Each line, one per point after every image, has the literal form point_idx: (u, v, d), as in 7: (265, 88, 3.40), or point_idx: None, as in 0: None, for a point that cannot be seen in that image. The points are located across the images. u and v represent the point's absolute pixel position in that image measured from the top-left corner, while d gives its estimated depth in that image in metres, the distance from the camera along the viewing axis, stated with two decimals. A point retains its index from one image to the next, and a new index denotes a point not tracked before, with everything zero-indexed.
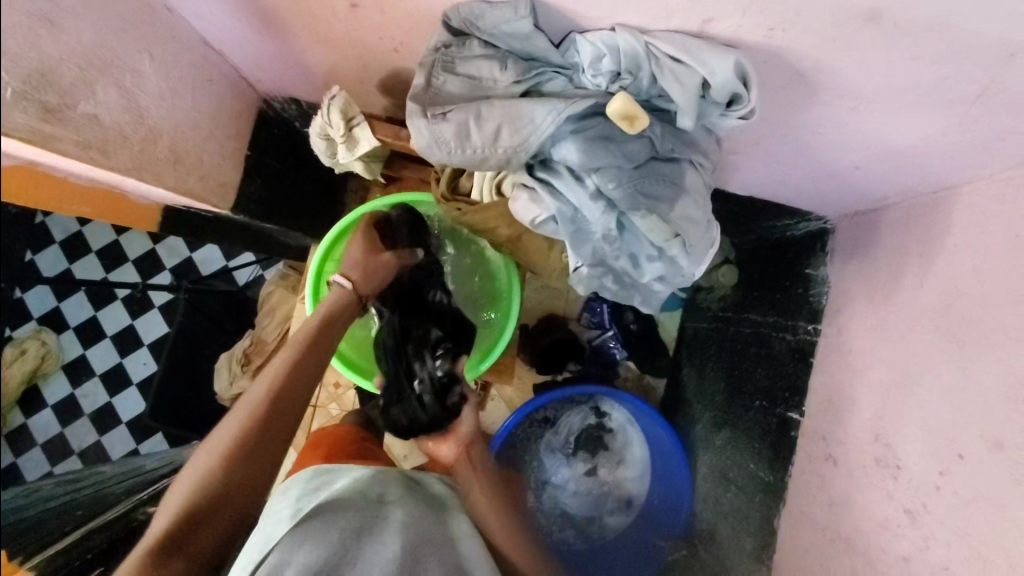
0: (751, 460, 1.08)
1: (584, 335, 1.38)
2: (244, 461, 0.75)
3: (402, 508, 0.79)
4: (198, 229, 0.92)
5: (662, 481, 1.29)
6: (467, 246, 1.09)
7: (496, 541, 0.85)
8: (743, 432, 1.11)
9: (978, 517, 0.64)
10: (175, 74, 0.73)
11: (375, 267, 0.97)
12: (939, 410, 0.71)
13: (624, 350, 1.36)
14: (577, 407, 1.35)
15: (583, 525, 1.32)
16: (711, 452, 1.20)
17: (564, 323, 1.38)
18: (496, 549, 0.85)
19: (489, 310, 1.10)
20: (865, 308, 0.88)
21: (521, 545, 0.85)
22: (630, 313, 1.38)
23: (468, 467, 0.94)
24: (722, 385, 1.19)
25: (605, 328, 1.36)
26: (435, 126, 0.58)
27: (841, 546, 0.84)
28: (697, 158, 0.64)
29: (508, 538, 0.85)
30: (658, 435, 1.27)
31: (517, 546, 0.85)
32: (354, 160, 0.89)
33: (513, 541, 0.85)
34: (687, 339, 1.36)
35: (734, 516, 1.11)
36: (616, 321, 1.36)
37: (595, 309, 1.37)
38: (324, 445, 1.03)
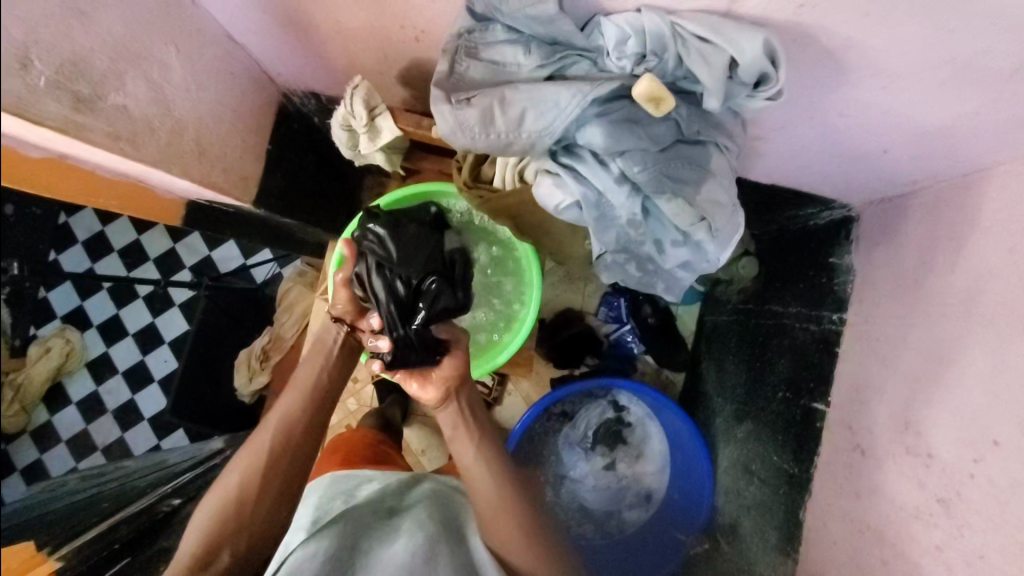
0: (775, 452, 1.07)
1: (602, 328, 1.38)
2: (264, 490, 0.80)
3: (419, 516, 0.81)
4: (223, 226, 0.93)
5: (682, 477, 1.28)
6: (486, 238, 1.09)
7: (493, 529, 0.78)
8: (766, 424, 1.10)
9: (1015, 503, 0.62)
10: (200, 67, 0.74)
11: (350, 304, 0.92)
12: (972, 396, 0.70)
13: (642, 343, 1.36)
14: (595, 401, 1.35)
15: (600, 520, 1.31)
16: (733, 444, 1.20)
17: (582, 316, 1.38)
18: (498, 541, 0.77)
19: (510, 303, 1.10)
20: (893, 295, 0.87)
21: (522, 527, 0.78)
22: (649, 307, 1.38)
23: (458, 417, 0.86)
24: (744, 377, 1.19)
25: (622, 322, 1.36)
26: (460, 111, 0.58)
27: (870, 537, 0.83)
28: (722, 140, 0.63)
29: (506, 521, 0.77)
30: (678, 429, 1.26)
31: (519, 529, 0.77)
32: (375, 151, 0.89)
33: (510, 522, 0.77)
34: (708, 333, 1.35)
35: (757, 509, 1.10)
36: (634, 315, 1.35)
37: (613, 303, 1.37)
38: (342, 450, 1.03)
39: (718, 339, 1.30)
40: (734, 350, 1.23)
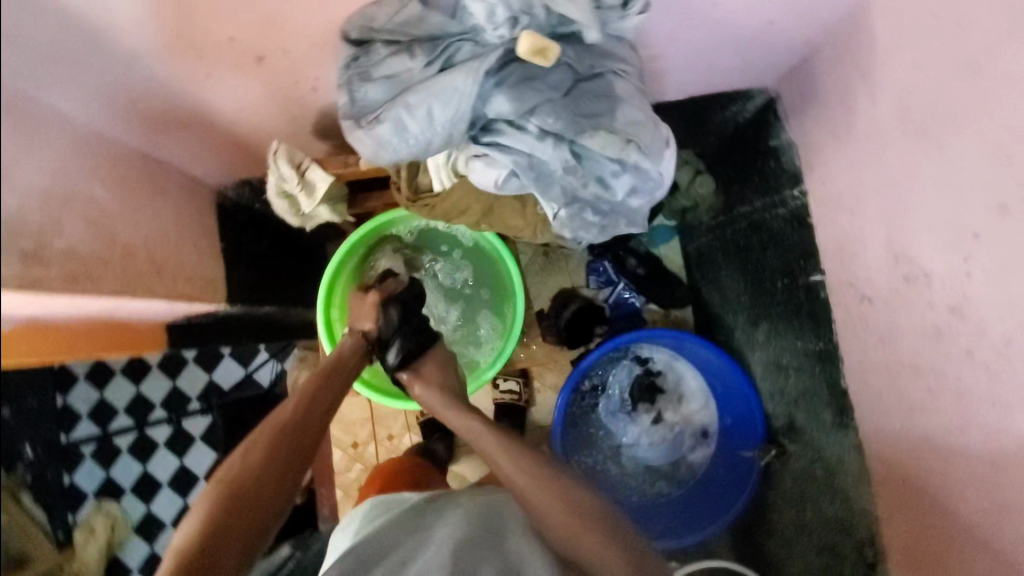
0: (797, 338, 1.09)
1: (599, 297, 1.40)
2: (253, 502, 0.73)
3: (442, 521, 0.83)
4: (209, 337, 0.95)
5: (735, 396, 1.28)
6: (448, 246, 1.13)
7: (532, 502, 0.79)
8: (778, 318, 1.12)
9: (1014, 279, 0.64)
10: (130, 188, 0.77)
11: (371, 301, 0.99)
12: (937, 202, 0.73)
13: (641, 295, 1.39)
14: (620, 361, 1.37)
15: (672, 470, 1.35)
16: (758, 349, 1.22)
17: (576, 293, 1.39)
18: (549, 531, 0.77)
19: (501, 294, 1.13)
20: (834, 148, 0.90)
21: (557, 495, 0.79)
22: (632, 259, 1.39)
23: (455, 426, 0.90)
24: (743, 284, 1.21)
25: (615, 282, 1.39)
26: (374, 134, 0.62)
27: (909, 374, 0.84)
28: (617, 66, 0.67)
29: (556, 506, 0.78)
30: (704, 356, 1.29)
31: (551, 498, 0.78)
32: (318, 206, 0.91)
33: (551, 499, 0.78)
34: (698, 259, 1.37)
35: (804, 398, 1.12)
36: (622, 271, 1.39)
37: (600, 269, 1.39)
38: (378, 476, 1.08)
39: (706, 261, 1.33)
40: (724, 265, 1.26)
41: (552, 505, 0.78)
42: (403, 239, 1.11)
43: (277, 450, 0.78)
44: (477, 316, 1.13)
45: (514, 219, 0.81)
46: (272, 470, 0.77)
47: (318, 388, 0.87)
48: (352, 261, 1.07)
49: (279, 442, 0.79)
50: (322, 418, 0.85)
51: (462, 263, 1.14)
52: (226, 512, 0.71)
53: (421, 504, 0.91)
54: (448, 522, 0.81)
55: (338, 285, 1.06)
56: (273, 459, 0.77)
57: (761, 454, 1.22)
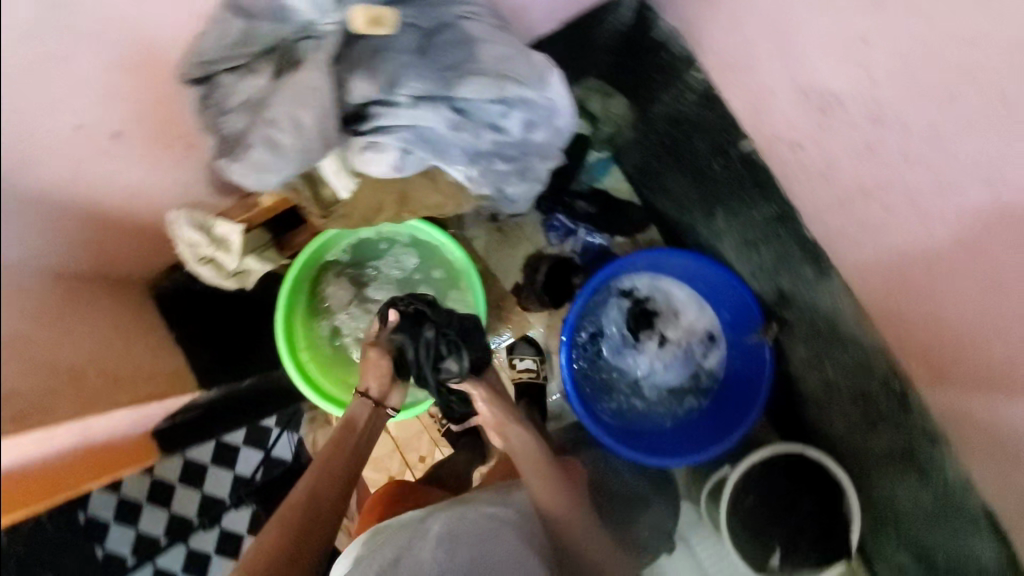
0: (753, 211, 1.09)
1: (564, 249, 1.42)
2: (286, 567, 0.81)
3: (441, 528, 0.88)
4: (197, 430, 1.02)
5: (723, 289, 1.34)
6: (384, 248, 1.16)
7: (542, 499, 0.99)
8: (730, 198, 1.13)
9: (915, 57, 0.67)
10: (77, 305, 0.77)
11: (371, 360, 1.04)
12: (823, 23, 0.76)
13: (599, 232, 1.41)
14: (608, 301, 1.45)
15: (694, 379, 1.44)
16: (726, 236, 1.22)
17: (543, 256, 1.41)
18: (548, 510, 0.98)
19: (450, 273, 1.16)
20: (714, 17, 0.95)
21: (569, 505, 0.99)
22: (581, 201, 1.43)
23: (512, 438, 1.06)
24: (689, 182, 1.20)
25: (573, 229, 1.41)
26: (252, 162, 0.61)
27: (860, 191, 0.85)
28: (460, 10, 0.66)
29: (563, 503, 0.98)
30: (679, 263, 1.36)
31: (560, 498, 0.99)
32: (243, 259, 0.89)
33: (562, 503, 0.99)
34: (643, 175, 1.38)
35: (781, 265, 1.12)
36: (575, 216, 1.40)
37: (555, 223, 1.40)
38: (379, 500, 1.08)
39: (649, 175, 1.36)
40: (664, 170, 1.26)
41: (564, 510, 0.98)
42: (340, 259, 1.13)
43: (298, 519, 0.86)
44: (444, 301, 1.14)
45: (433, 197, 0.77)
46: (297, 536, 0.84)
47: (337, 440, 0.99)
48: (302, 299, 1.10)
49: (303, 510, 0.88)
50: (342, 479, 0.95)
51: (405, 257, 1.15)
52: (284, 548, 0.83)
53: (421, 513, 0.94)
54: (448, 534, 0.86)
55: (297, 330, 1.09)
56: (297, 526, 0.85)
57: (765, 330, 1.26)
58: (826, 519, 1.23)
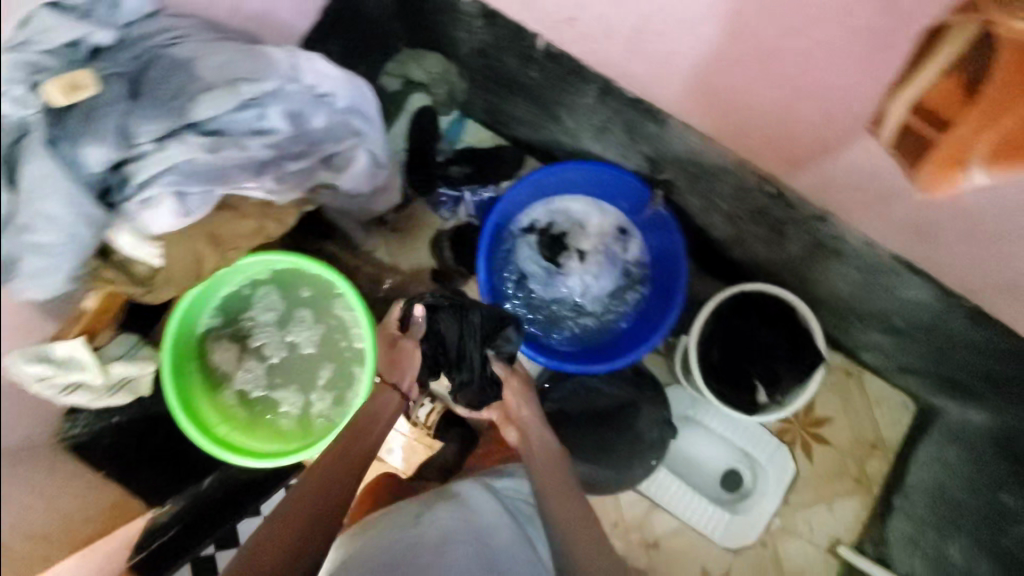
0: (581, 98, 1.13)
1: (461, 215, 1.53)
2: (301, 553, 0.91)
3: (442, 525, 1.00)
4: (186, 535, 1.24)
5: (606, 182, 1.37)
6: (251, 294, 1.22)
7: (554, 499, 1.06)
8: (560, 95, 1.16)
9: None
10: None
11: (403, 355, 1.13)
12: None
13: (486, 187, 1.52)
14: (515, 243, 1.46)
15: (626, 275, 1.46)
16: (581, 131, 1.26)
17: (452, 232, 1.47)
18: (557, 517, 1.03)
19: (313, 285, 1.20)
20: None
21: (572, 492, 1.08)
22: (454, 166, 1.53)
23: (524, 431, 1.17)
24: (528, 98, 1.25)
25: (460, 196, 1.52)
26: (28, 273, 0.79)
27: (632, 38, 0.94)
28: None
29: (574, 505, 1.05)
30: (557, 176, 1.39)
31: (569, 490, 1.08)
32: (110, 365, 1.01)
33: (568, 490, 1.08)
34: (500, 106, 1.42)
35: (631, 134, 1.15)
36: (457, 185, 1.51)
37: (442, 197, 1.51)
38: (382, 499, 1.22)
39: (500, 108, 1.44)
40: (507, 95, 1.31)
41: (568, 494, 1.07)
42: (213, 325, 1.21)
43: (313, 508, 0.95)
44: (318, 307, 1.21)
45: (242, 225, 0.99)
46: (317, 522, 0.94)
47: (346, 447, 1.03)
48: (195, 375, 1.18)
49: (319, 501, 0.96)
50: (352, 475, 1.00)
51: (264, 293, 1.21)
52: (292, 543, 0.91)
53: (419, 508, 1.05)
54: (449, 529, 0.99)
55: (203, 407, 1.17)
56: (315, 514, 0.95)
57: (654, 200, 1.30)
58: (787, 337, 1.28)
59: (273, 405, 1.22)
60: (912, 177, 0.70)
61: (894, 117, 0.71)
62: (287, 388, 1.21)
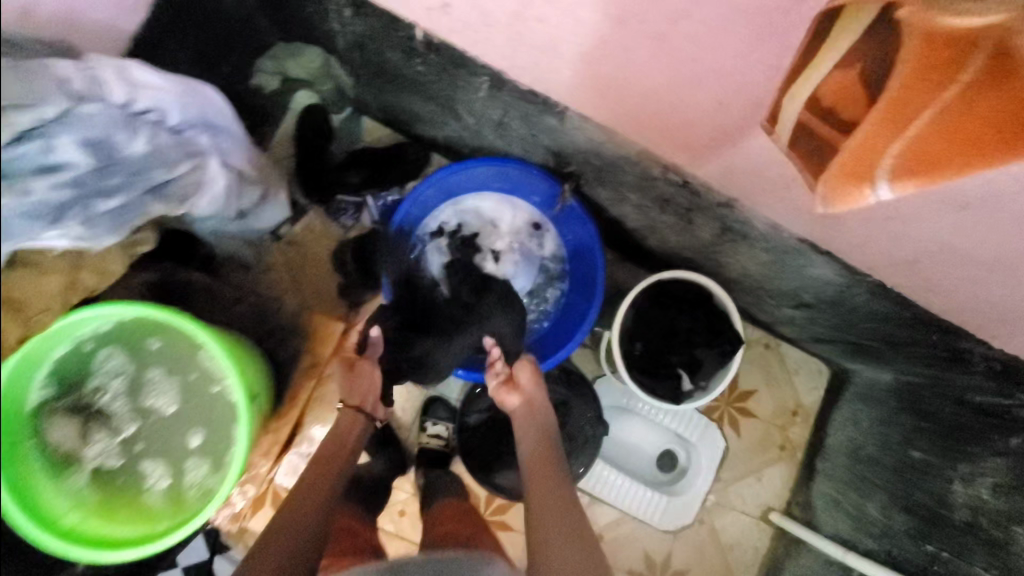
0: (473, 92, 1.04)
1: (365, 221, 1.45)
2: None
3: None
4: None
5: (514, 177, 1.30)
6: (91, 351, 0.93)
7: (546, 484, 1.07)
8: (452, 91, 1.08)
9: None
10: None
11: (359, 379, 1.16)
12: None
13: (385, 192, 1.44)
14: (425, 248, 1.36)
15: (545, 273, 1.41)
16: (482, 128, 1.19)
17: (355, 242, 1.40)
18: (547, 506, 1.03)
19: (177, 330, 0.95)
20: None
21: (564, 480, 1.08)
22: (351, 172, 1.39)
23: (524, 418, 1.18)
24: (422, 95, 1.16)
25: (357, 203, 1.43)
26: None
27: (513, 28, 0.86)
28: None
29: (558, 494, 1.05)
30: (463, 175, 1.30)
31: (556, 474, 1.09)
32: None
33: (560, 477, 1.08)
34: (393, 102, 1.31)
35: (530, 128, 1.08)
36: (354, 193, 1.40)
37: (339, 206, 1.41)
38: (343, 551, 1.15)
39: (392, 106, 1.34)
40: (398, 91, 1.22)
41: (556, 480, 1.08)
42: (45, 398, 0.90)
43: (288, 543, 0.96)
44: (172, 366, 0.96)
45: (49, 282, 0.84)
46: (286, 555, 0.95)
47: (314, 482, 1.06)
48: (25, 467, 0.87)
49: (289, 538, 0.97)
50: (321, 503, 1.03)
51: (106, 357, 0.93)
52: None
53: None
54: None
55: (46, 498, 0.88)
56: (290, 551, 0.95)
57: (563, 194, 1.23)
58: (706, 322, 1.27)
59: (140, 477, 0.96)
60: (814, 192, 0.63)
61: (791, 114, 0.66)
62: (156, 454, 0.97)
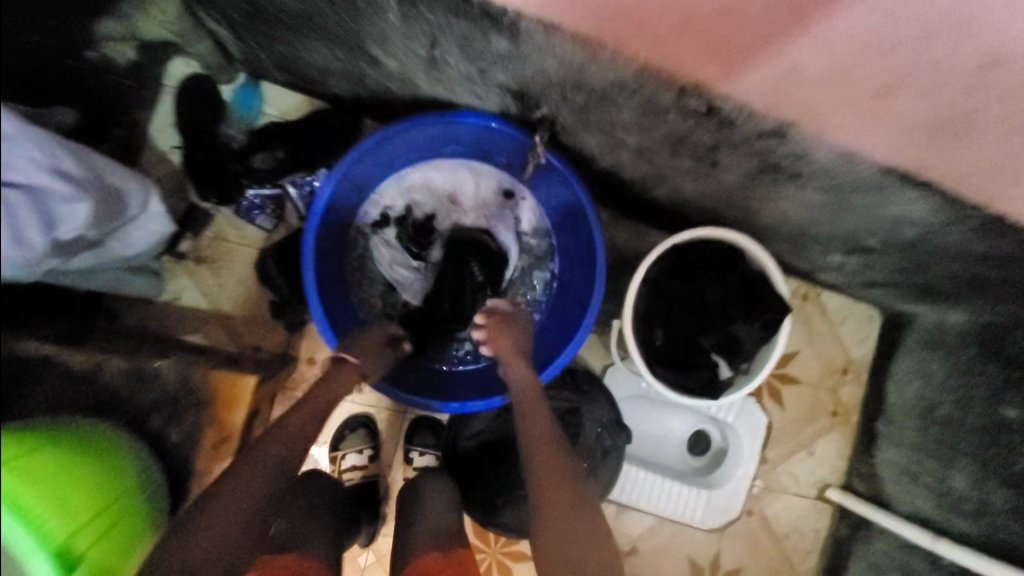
0: (380, 14, 0.70)
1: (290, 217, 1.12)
2: None
3: None
4: None
5: (465, 134, 0.96)
6: None
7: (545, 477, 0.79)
8: (353, 17, 0.73)
9: None
10: None
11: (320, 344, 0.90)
12: None
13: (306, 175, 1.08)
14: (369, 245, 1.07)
15: (526, 253, 1.10)
16: (408, 69, 0.84)
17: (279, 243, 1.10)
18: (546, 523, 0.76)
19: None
20: None
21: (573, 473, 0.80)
22: (256, 155, 1.07)
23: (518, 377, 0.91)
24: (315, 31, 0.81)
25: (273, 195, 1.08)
26: None
27: None
28: None
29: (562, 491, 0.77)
30: (394, 147, 0.95)
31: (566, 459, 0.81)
32: None
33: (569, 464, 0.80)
34: (286, 51, 0.95)
35: (474, 59, 0.74)
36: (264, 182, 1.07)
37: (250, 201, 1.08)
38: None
39: (289, 60, 0.99)
40: (286, 34, 0.87)
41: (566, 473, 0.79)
42: None
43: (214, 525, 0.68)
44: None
45: None
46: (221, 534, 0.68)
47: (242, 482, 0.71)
48: None
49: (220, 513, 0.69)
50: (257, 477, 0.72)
51: None
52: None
53: None
54: None
55: None
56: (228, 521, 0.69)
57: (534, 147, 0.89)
58: (741, 290, 0.98)
59: None
60: None
61: None
62: None
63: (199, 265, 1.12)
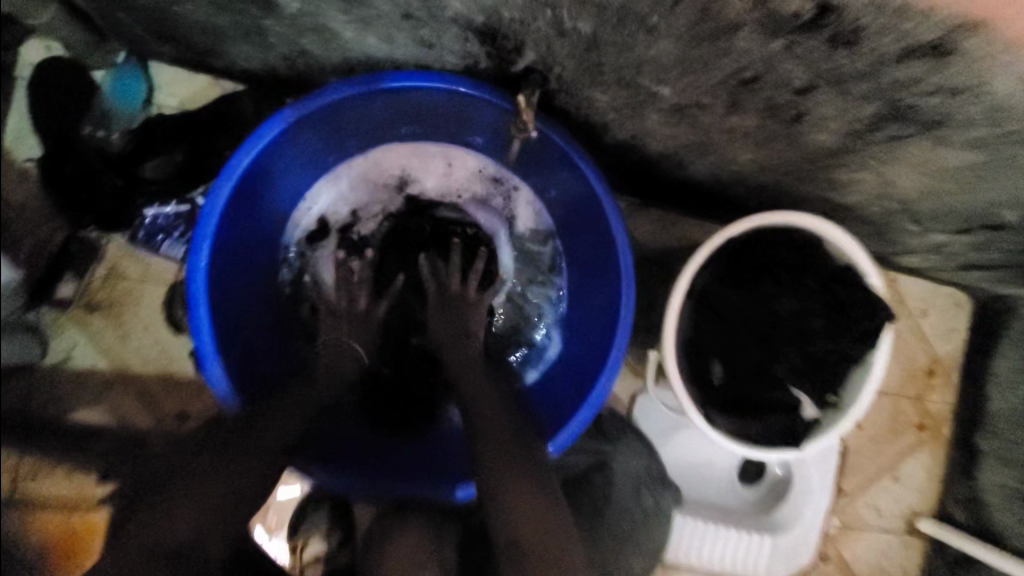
0: None
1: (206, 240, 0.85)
2: None
3: None
4: None
5: (419, 109, 0.68)
6: None
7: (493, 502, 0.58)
8: None
9: None
10: None
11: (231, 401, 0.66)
12: None
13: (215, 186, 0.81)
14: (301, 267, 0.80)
15: (517, 264, 0.82)
16: (321, 14, 0.56)
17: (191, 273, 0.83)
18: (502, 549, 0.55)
19: None
20: None
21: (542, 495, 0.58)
22: (147, 160, 0.78)
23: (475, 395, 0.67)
24: None
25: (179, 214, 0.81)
26: None
27: None
28: None
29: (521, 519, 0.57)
30: (318, 130, 0.67)
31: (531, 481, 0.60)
32: None
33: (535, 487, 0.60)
34: (154, 6, 0.66)
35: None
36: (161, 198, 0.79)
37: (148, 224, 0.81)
38: None
39: (170, 25, 0.71)
40: None
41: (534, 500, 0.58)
42: None
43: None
44: None
45: None
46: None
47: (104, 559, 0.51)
48: None
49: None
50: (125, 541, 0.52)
51: None
52: None
53: None
54: None
55: None
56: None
57: (519, 117, 0.59)
58: (822, 297, 0.70)
59: None
60: None
61: None
62: None
63: (91, 313, 0.84)
